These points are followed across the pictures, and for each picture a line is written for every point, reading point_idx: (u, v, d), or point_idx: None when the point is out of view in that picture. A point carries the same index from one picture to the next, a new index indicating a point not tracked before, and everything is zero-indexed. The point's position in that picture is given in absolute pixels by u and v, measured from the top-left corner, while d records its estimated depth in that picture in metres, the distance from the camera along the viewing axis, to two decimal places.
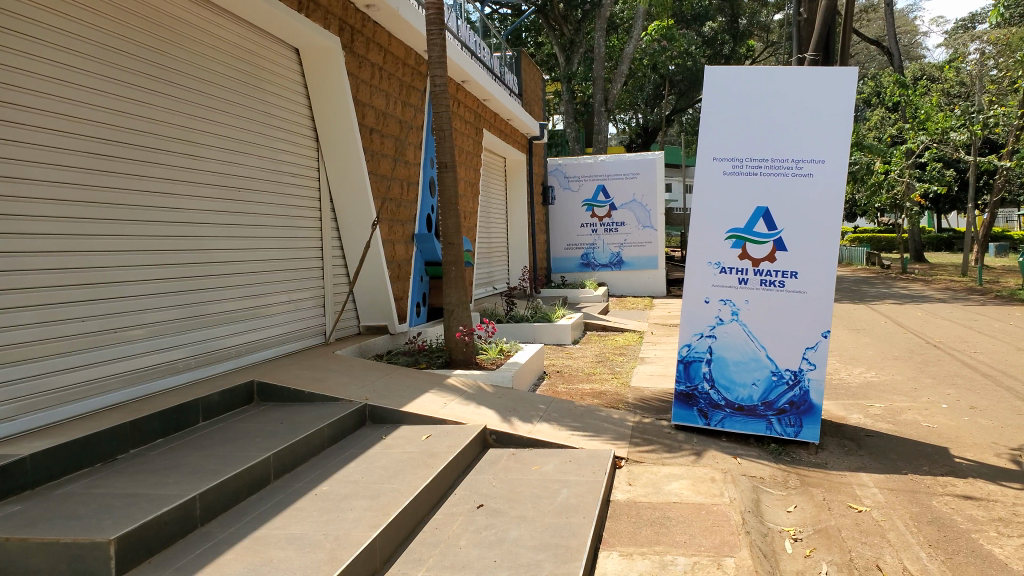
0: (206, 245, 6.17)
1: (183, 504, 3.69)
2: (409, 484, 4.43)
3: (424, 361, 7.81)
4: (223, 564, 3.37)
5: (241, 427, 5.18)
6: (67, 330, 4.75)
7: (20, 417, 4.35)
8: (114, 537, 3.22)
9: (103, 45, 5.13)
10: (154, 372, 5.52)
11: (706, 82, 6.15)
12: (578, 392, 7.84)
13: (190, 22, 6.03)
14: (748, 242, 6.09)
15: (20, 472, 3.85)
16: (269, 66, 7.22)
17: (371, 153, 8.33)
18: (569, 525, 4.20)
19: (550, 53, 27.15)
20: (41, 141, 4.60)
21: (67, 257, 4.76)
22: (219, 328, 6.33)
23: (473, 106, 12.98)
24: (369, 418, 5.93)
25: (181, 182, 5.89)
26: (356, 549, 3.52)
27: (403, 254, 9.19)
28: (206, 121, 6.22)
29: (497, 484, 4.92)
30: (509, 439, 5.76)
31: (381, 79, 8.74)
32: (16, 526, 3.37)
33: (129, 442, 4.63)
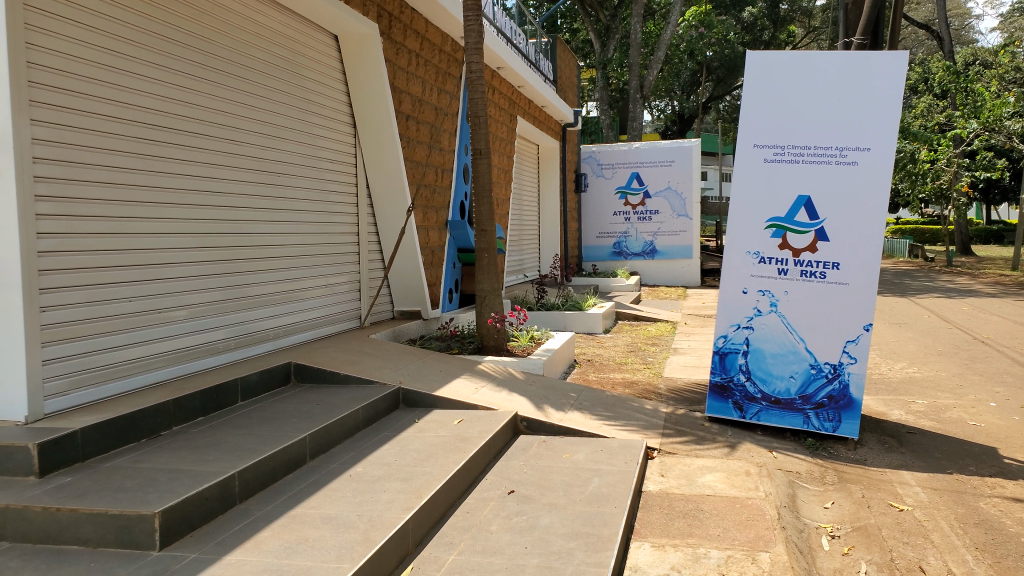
0: (246, 229, 6.23)
1: (223, 480, 3.75)
2: (441, 468, 4.45)
3: (456, 346, 7.82)
4: (261, 541, 3.42)
5: (279, 407, 5.25)
6: (113, 310, 4.83)
7: (70, 392, 4.43)
8: (158, 510, 3.29)
9: (148, 31, 5.17)
10: (195, 353, 5.60)
11: (748, 69, 6.04)
12: (609, 381, 7.80)
13: (233, 9, 6.08)
14: (789, 232, 5.98)
15: (71, 445, 3.93)
16: (308, 51, 7.23)
17: (406, 139, 8.33)
18: (600, 514, 4.18)
19: (585, 39, 26.87)
20: (91, 126, 4.65)
21: (114, 239, 4.84)
22: (257, 311, 6.39)
23: (508, 93, 12.91)
24: (402, 401, 5.96)
25: (222, 167, 5.94)
26: (390, 531, 3.54)
27: (436, 239, 9.20)
28: (246, 107, 6.26)
29: (529, 471, 4.92)
30: (540, 427, 5.75)
31: (417, 65, 8.72)
32: (67, 496, 3.45)
33: (172, 419, 4.71)
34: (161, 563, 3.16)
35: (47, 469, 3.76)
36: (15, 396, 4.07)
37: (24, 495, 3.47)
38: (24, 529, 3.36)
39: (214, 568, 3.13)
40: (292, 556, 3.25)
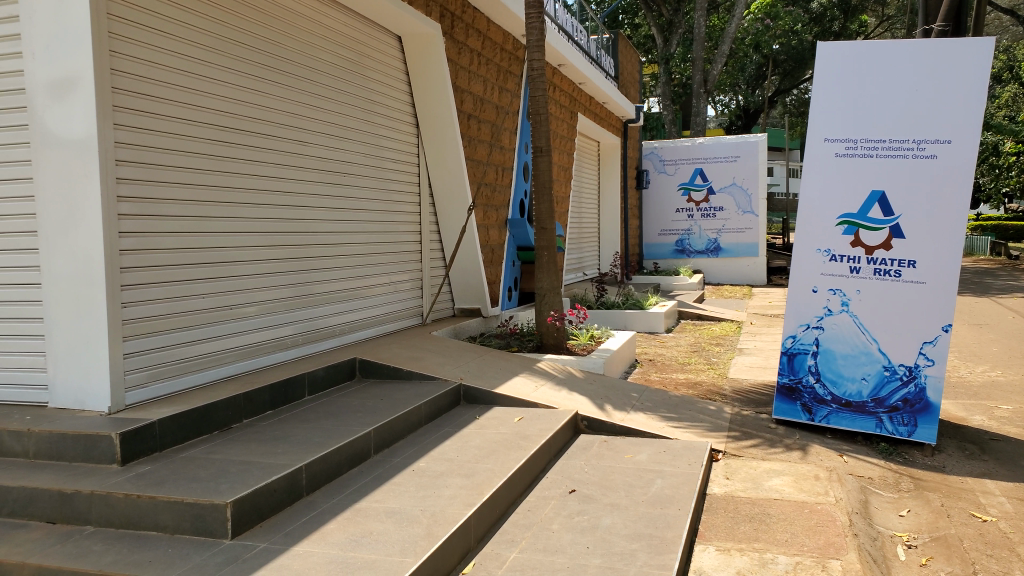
0: (313, 227, 6.36)
1: (291, 472, 3.84)
2: (502, 465, 4.45)
3: (516, 344, 7.82)
4: (327, 533, 3.48)
5: (344, 402, 5.34)
6: (189, 306, 4.99)
7: (149, 385, 4.60)
8: (230, 500, 3.39)
9: (221, 37, 5.32)
10: (265, 348, 5.74)
11: (818, 61, 5.87)
12: (672, 382, 7.68)
13: (301, 13, 6.22)
14: (861, 229, 5.78)
15: (150, 435, 4.08)
16: (372, 53, 7.35)
17: (468, 138, 8.38)
18: (664, 516, 4.11)
19: (647, 34, 26.52)
20: (168, 129, 4.81)
21: (189, 239, 4.99)
22: (324, 307, 6.52)
23: (568, 90, 12.86)
24: (463, 398, 6.00)
25: (291, 168, 6.08)
26: (452, 526, 3.56)
27: (496, 237, 9.23)
28: (313, 108, 6.38)
29: (590, 470, 4.88)
30: (601, 426, 5.70)
31: (479, 64, 8.77)
32: (146, 485, 3.58)
33: (243, 413, 4.84)
34: (232, 551, 3.25)
35: (128, 458, 3.91)
36: (99, 388, 4.25)
37: (106, 482, 3.61)
38: (106, 515, 3.50)
39: (282, 558, 3.20)
40: (357, 549, 3.30)
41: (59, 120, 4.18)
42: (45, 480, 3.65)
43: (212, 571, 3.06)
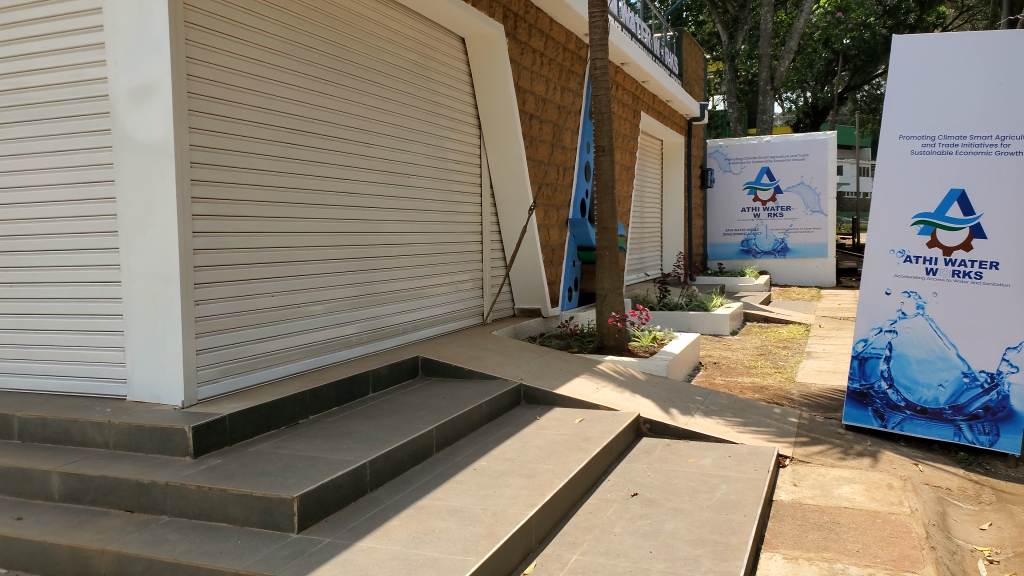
0: (377, 228, 6.46)
1: (355, 468, 3.90)
2: (563, 467, 4.43)
3: (576, 345, 7.78)
4: (390, 530, 3.53)
5: (406, 400, 5.41)
6: (258, 304, 5.13)
7: (220, 380, 4.74)
8: (297, 495, 3.46)
9: (291, 41, 5.46)
10: (330, 346, 5.87)
11: (892, 54, 5.66)
12: (737, 385, 7.53)
13: (367, 17, 6.33)
14: (938, 229, 5.55)
15: (221, 430, 4.21)
16: (436, 55, 7.42)
17: (530, 138, 8.39)
18: (729, 522, 4.03)
19: (712, 32, 26.07)
20: (241, 132, 4.96)
21: (259, 239, 5.13)
22: (387, 306, 6.61)
23: (632, 89, 12.74)
24: (524, 398, 6.00)
25: (357, 169, 6.20)
26: (514, 526, 3.56)
27: (557, 238, 9.20)
28: (378, 110, 6.49)
29: (653, 474, 4.82)
30: (664, 429, 5.62)
31: (542, 65, 8.77)
32: (217, 477, 3.70)
33: (309, 409, 4.95)
34: (299, 545, 3.33)
35: (201, 451, 4.04)
36: (173, 383, 4.41)
37: (180, 474, 3.74)
38: (180, 505, 3.63)
39: (346, 553, 3.26)
40: (419, 547, 3.33)
41: (139, 124, 4.35)
42: (124, 470, 3.80)
43: (280, 563, 3.13)
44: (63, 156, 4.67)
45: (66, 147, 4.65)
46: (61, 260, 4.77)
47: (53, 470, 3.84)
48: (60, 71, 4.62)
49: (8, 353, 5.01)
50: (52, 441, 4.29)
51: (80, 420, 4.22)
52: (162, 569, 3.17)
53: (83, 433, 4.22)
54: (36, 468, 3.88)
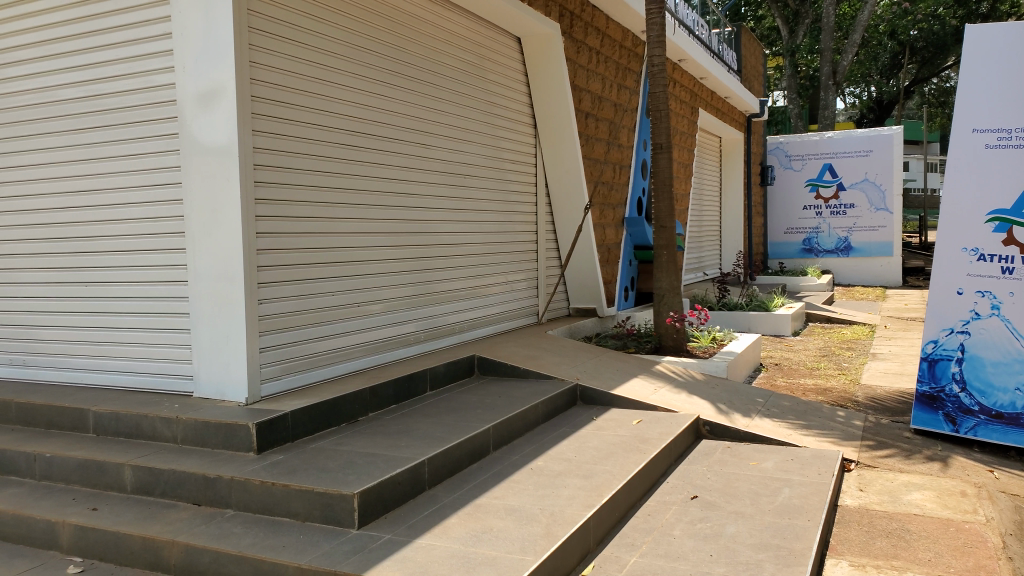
0: (434, 228, 6.52)
1: (414, 466, 3.94)
2: (621, 467, 4.39)
3: (633, 345, 7.71)
4: (448, 527, 3.55)
5: (463, 398, 5.44)
6: (319, 303, 5.23)
7: (283, 378, 4.85)
8: (357, 491, 3.52)
9: (351, 44, 5.55)
10: (389, 344, 5.94)
11: (965, 44, 5.46)
12: (799, 387, 7.35)
13: (424, 18, 6.40)
14: (1015, 226, 5.32)
15: (284, 426, 4.30)
16: (492, 56, 7.45)
17: (586, 138, 8.36)
18: (792, 527, 3.93)
19: (772, 26, 25.50)
20: (303, 135, 5.06)
21: (319, 239, 5.22)
22: (444, 305, 6.66)
23: (689, 85, 12.56)
24: (580, 398, 5.97)
25: (414, 170, 6.25)
26: (572, 527, 3.54)
27: (613, 237, 9.13)
28: (435, 111, 6.55)
29: (712, 477, 4.73)
30: (724, 432, 5.53)
31: (598, 63, 8.72)
32: (280, 473, 3.78)
33: (368, 406, 5.02)
34: (359, 540, 3.37)
35: (264, 447, 4.14)
36: (237, 379, 4.52)
37: (244, 469, 3.84)
38: (245, 499, 3.72)
39: (406, 550, 3.29)
40: (477, 545, 3.34)
41: (205, 128, 4.47)
42: (191, 465, 3.91)
43: (341, 558, 3.18)
44: (134, 160, 4.84)
45: (136, 151, 4.82)
46: (132, 260, 4.94)
47: (126, 463, 3.98)
48: (130, 77, 4.78)
49: (82, 350, 5.22)
50: (124, 435, 4.45)
51: (150, 415, 4.37)
52: (228, 561, 3.26)
53: (153, 429, 4.36)
54: (109, 461, 4.03)
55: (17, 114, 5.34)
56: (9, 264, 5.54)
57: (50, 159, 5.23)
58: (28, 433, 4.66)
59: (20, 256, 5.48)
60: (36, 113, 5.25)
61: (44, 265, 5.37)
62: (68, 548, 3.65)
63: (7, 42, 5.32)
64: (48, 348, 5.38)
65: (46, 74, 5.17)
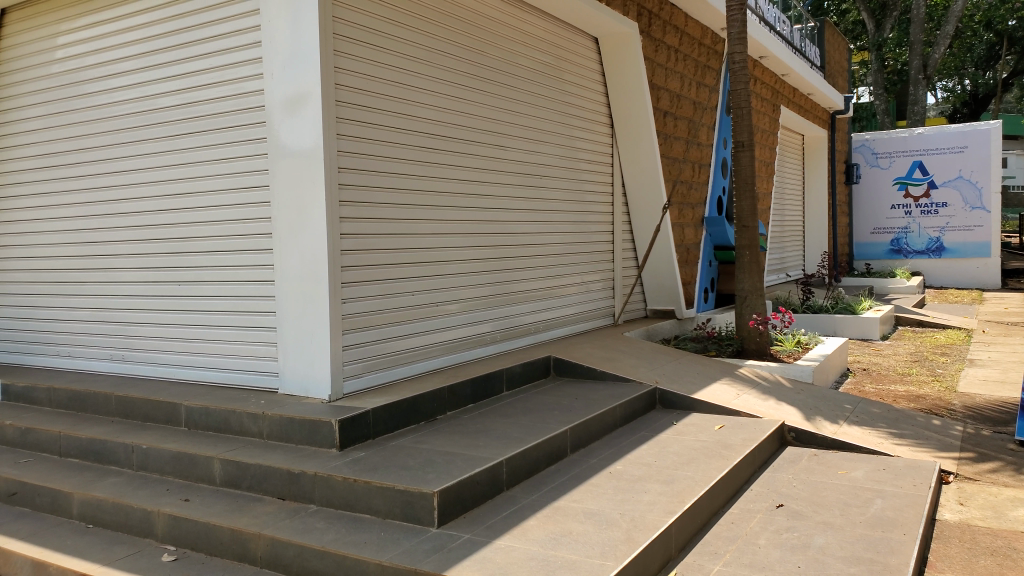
0: (510, 229, 6.52)
1: (492, 467, 3.93)
2: (703, 474, 4.28)
3: (713, 349, 7.52)
4: (528, 529, 3.52)
5: (540, 400, 5.40)
6: (400, 302, 5.29)
7: (365, 376, 4.92)
8: (437, 490, 3.52)
9: (431, 48, 5.61)
10: (466, 343, 5.96)
11: None
12: (890, 394, 7.02)
13: (502, 21, 6.42)
14: None
15: (365, 424, 4.36)
16: (569, 55, 7.41)
17: (664, 136, 8.23)
18: (886, 540, 3.74)
19: (857, 20, 24.56)
20: (385, 138, 5.13)
21: (401, 239, 5.29)
22: (520, 305, 6.65)
23: (771, 82, 12.22)
24: (659, 402, 5.85)
25: (492, 171, 6.27)
26: (653, 533, 3.46)
27: (692, 237, 8.94)
28: (512, 113, 6.55)
29: (799, 485, 4.55)
30: (810, 439, 5.32)
31: (677, 61, 8.57)
32: (362, 469, 3.83)
33: (446, 405, 5.05)
34: (439, 539, 3.38)
35: (346, 444, 4.20)
36: (321, 377, 4.61)
37: (327, 465, 3.91)
38: (327, 495, 3.78)
39: (485, 551, 3.28)
40: (557, 548, 3.30)
41: (292, 132, 4.59)
42: (277, 460, 4.01)
43: (421, 557, 3.19)
44: (225, 164, 5.00)
45: (228, 155, 4.98)
46: (222, 260, 5.11)
47: (215, 457, 4.11)
48: (223, 85, 4.95)
49: (175, 346, 5.43)
50: (213, 429, 4.60)
51: (238, 411, 4.50)
52: (312, 556, 3.31)
53: (240, 424, 4.49)
54: (200, 454, 4.17)
55: (118, 122, 5.60)
56: (108, 265, 5.80)
57: (148, 164, 5.46)
58: (125, 425, 4.87)
59: (119, 257, 5.73)
60: (135, 121, 5.49)
61: (142, 265, 5.61)
62: (161, 537, 3.79)
63: (111, 55, 5.58)
64: (144, 344, 5.61)
65: (145, 84, 5.40)
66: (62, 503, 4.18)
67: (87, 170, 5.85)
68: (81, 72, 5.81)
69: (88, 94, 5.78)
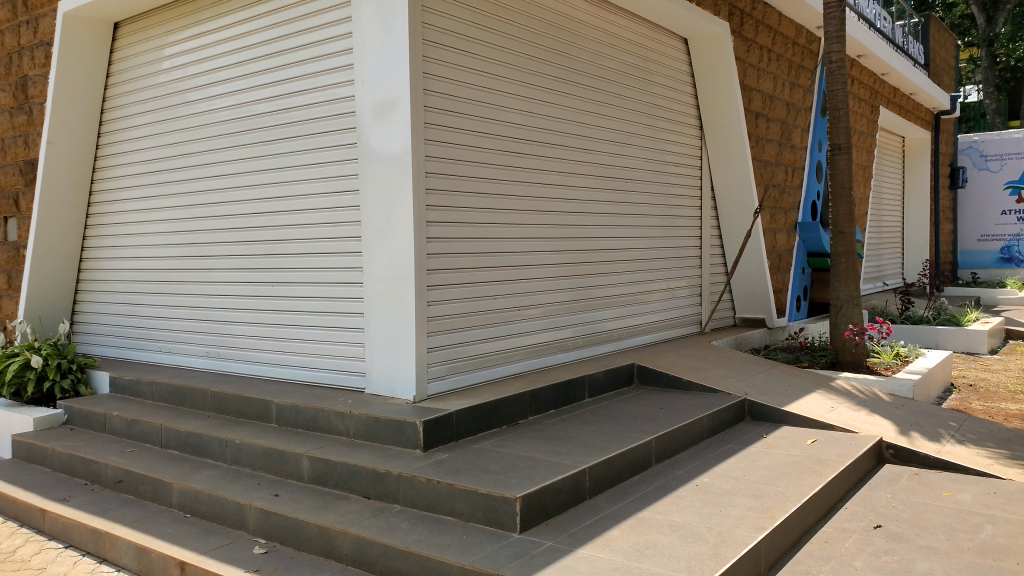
0: (595, 233, 6.45)
1: (575, 474, 3.87)
2: (794, 489, 4.10)
3: (806, 360, 7.22)
4: (611, 539, 3.45)
5: (624, 408, 5.32)
6: (484, 306, 5.30)
7: (449, 378, 4.95)
8: (519, 495, 3.50)
9: (517, 52, 5.62)
10: (549, 348, 5.92)
11: None
12: (1000, 411, 6.57)
13: (589, 23, 6.38)
14: None
15: (448, 426, 4.38)
16: (658, 57, 7.29)
17: (756, 138, 7.99)
18: (998, 569, 3.48)
19: (965, 14, 23.23)
20: (472, 143, 5.16)
21: (485, 244, 5.31)
22: (604, 311, 6.57)
23: (870, 82, 11.70)
24: (748, 414, 5.66)
25: (577, 175, 6.22)
26: (742, 548, 3.33)
27: (784, 243, 8.63)
28: (600, 116, 6.49)
29: (899, 506, 4.31)
30: (910, 457, 5.04)
31: (770, 61, 8.31)
32: (445, 472, 3.85)
33: (529, 410, 5.03)
34: (521, 545, 3.35)
35: (430, 445, 4.23)
36: (406, 378, 4.67)
37: (411, 466, 3.95)
38: (411, 496, 3.82)
39: (567, 559, 3.23)
40: (641, 560, 3.22)
41: (382, 138, 4.67)
42: (363, 459, 4.07)
43: (504, 562, 3.17)
44: (317, 169, 5.15)
45: (320, 161, 5.13)
46: (314, 262, 5.26)
47: (304, 454, 4.22)
48: (316, 92, 5.10)
49: (269, 345, 5.61)
50: (303, 427, 4.72)
51: (326, 410, 4.60)
52: (396, 556, 3.35)
53: (328, 422, 4.59)
54: (290, 450, 4.29)
55: (218, 129, 5.85)
56: (207, 265, 6.07)
57: (245, 168, 5.68)
58: (221, 420, 5.07)
59: (217, 258, 5.98)
60: (234, 126, 5.73)
61: (238, 266, 5.83)
62: (253, 530, 3.91)
63: (213, 64, 5.84)
64: (240, 342, 5.83)
65: (243, 92, 5.62)
66: (162, 492, 4.37)
67: (189, 174, 6.14)
68: (185, 81, 6.10)
69: (191, 101, 6.07)
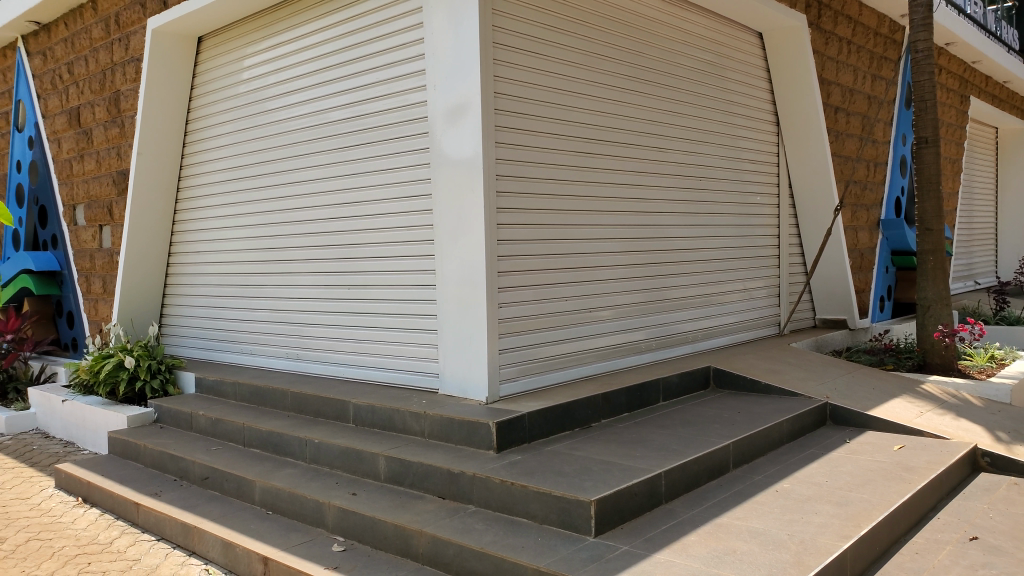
0: (668, 233, 6.34)
1: (650, 477, 3.81)
2: (882, 497, 3.93)
3: (891, 362, 6.92)
4: (688, 545, 3.38)
5: (699, 411, 5.20)
6: (556, 308, 5.27)
7: (522, 380, 4.94)
8: (594, 499, 3.46)
9: (588, 52, 5.58)
10: (621, 350, 5.85)
11: None
12: None
13: (661, 20, 6.28)
14: None
15: (521, 427, 4.38)
16: (732, 52, 7.12)
17: (835, 133, 7.72)
18: None
19: None
20: (543, 145, 5.15)
21: (557, 246, 5.28)
22: (678, 312, 6.45)
23: (959, 71, 11.14)
24: (831, 418, 5.45)
25: (650, 174, 6.14)
26: (827, 557, 3.21)
27: (867, 241, 8.30)
28: (673, 114, 6.38)
29: (996, 517, 4.07)
30: (1008, 465, 4.76)
31: (850, 53, 8.02)
32: (519, 473, 3.85)
33: (602, 412, 4.98)
34: (596, 549, 3.32)
35: (503, 446, 4.24)
36: (479, 379, 4.70)
37: (485, 467, 3.96)
38: (485, 497, 3.83)
39: (643, 564, 3.18)
40: (720, 566, 3.14)
41: (453, 142, 4.71)
42: (438, 459, 4.11)
43: (579, 565, 3.14)
44: (392, 173, 5.24)
45: (394, 166, 5.21)
46: (388, 265, 5.35)
47: (380, 453, 4.28)
48: (390, 98, 5.19)
49: (344, 347, 5.73)
50: (379, 427, 4.80)
51: (401, 410, 4.67)
52: (471, 556, 3.36)
53: (403, 422, 4.66)
54: (367, 450, 4.36)
55: (296, 136, 6.02)
56: (287, 269, 6.25)
57: (322, 174, 5.82)
58: (299, 419, 5.20)
59: (296, 262, 6.15)
60: (311, 133, 5.88)
61: (315, 270, 5.98)
62: (332, 527, 3.99)
63: (291, 73, 6.02)
64: (317, 344, 5.98)
65: (320, 100, 5.77)
66: (246, 489, 4.52)
67: (268, 181, 6.34)
68: (264, 91, 6.30)
69: (270, 111, 6.26)
